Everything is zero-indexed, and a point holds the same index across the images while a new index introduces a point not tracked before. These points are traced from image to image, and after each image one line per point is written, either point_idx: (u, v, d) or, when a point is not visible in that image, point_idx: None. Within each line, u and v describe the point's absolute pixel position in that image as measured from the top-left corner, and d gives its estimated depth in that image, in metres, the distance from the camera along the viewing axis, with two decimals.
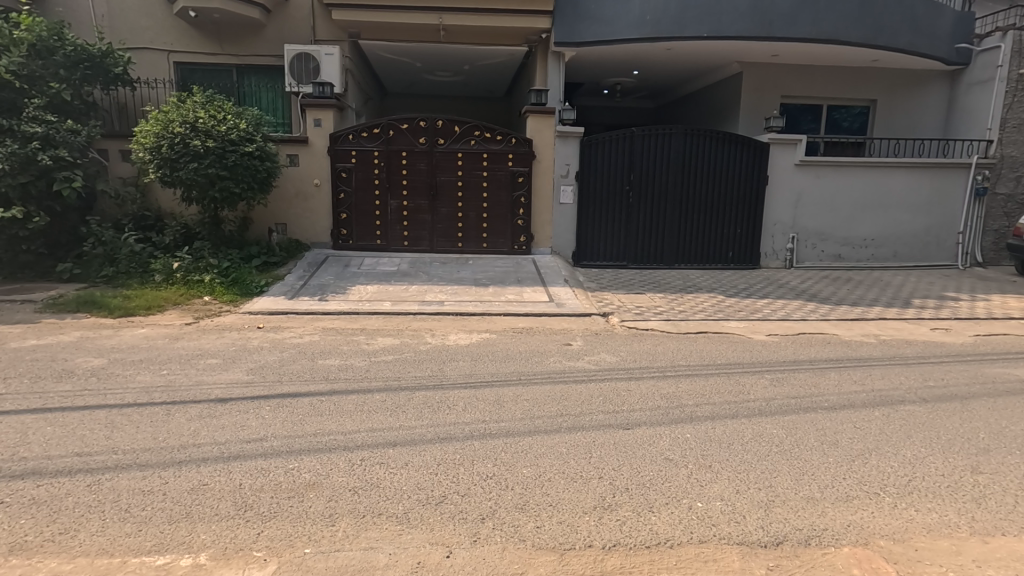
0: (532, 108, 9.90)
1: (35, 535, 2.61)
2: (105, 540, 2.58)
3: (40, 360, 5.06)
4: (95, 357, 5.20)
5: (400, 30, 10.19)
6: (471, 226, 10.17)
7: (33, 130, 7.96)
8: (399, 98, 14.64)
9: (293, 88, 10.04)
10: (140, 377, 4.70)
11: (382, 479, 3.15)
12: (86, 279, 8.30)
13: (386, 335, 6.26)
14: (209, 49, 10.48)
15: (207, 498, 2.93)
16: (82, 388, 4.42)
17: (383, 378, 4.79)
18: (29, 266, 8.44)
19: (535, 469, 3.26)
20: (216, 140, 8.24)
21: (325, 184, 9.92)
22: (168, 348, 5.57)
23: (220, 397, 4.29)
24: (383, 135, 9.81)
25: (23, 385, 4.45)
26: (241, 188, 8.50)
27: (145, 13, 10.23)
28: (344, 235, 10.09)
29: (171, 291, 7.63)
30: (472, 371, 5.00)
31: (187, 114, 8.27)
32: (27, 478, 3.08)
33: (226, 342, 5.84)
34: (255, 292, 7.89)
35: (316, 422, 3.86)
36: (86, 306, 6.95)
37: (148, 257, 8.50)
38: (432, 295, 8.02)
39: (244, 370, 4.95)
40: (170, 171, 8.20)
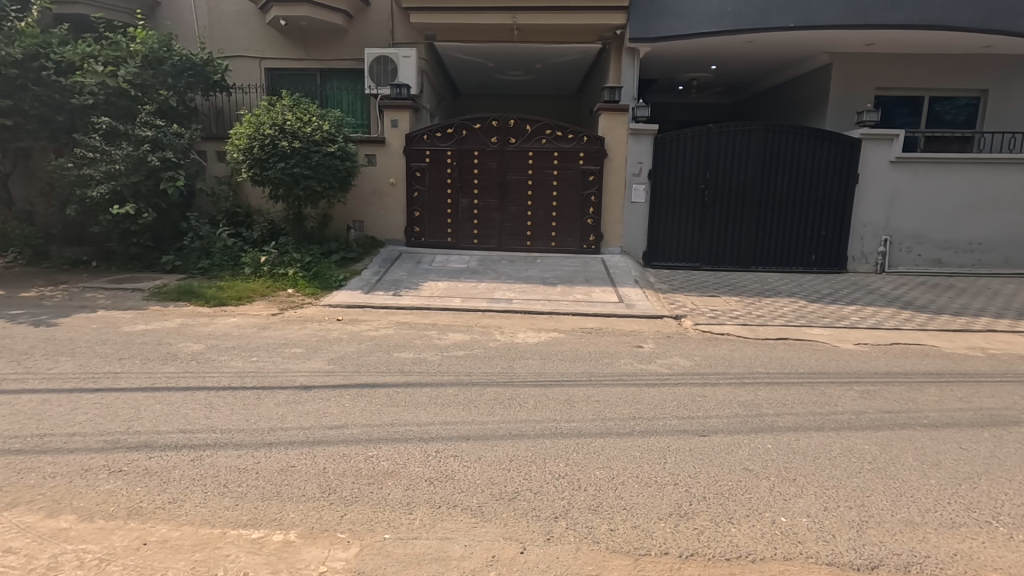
0: (606, 105, 9.77)
1: (149, 502, 2.87)
2: (207, 511, 2.80)
3: (148, 344, 5.56)
4: (194, 343, 5.65)
5: (475, 30, 10.34)
6: (540, 225, 10.19)
7: (145, 134, 8.77)
8: (471, 98, 14.88)
9: (372, 90, 10.45)
10: (232, 363, 5.05)
11: (456, 471, 3.22)
12: (185, 270, 9.02)
13: (457, 330, 6.40)
14: (296, 55, 11.08)
15: (295, 478, 3.11)
16: (184, 370, 4.83)
17: (456, 373, 4.90)
18: (138, 258, 9.30)
19: (608, 472, 3.23)
20: (302, 141, 8.71)
21: (400, 183, 10.23)
22: (257, 336, 5.96)
23: (304, 384, 4.55)
24: (456, 135, 10.01)
25: (135, 365, 4.91)
26: (323, 187, 8.96)
27: (241, 23, 10.97)
28: (417, 232, 10.38)
29: (259, 283, 8.15)
30: (542, 370, 5.01)
31: (277, 116, 8.78)
32: (140, 450, 3.39)
33: (308, 332, 6.17)
34: (334, 286, 8.28)
35: (393, 413, 4.00)
36: (185, 295, 7.56)
37: (239, 250, 9.13)
38: (501, 292, 8.10)
39: (325, 360, 5.21)
40: (260, 170, 8.73)
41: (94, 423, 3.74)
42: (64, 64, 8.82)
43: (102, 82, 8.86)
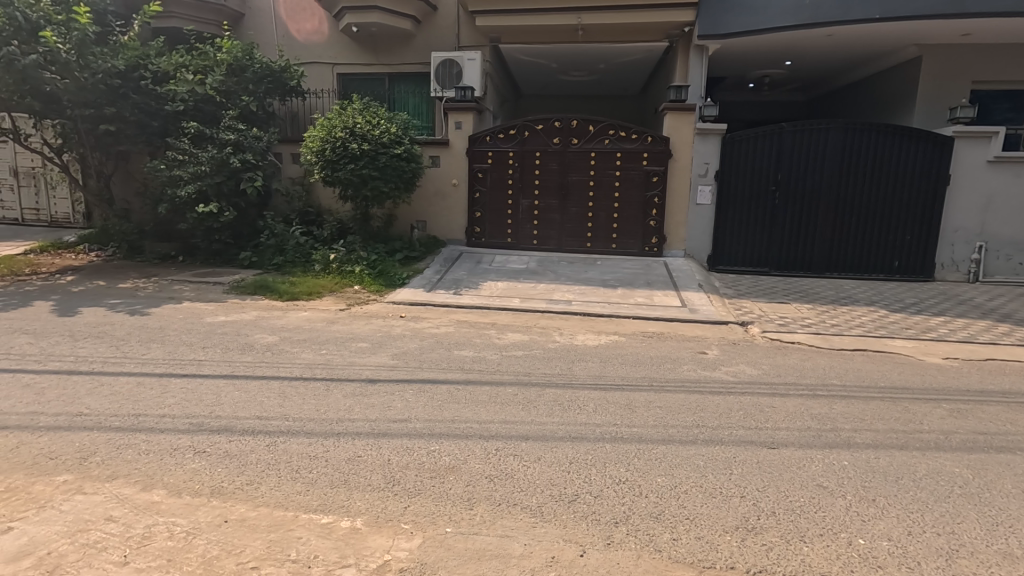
0: (672, 105, 9.54)
1: (230, 482, 3.06)
2: (280, 495, 2.95)
3: (228, 334, 5.93)
4: (269, 335, 5.97)
5: (539, 32, 10.37)
6: (600, 227, 10.10)
7: (228, 137, 9.37)
8: (533, 99, 14.94)
9: (437, 93, 10.70)
10: (303, 355, 5.31)
11: (516, 470, 3.24)
12: (261, 265, 9.54)
13: (516, 330, 6.44)
14: (366, 60, 11.51)
15: (362, 468, 3.23)
16: (260, 360, 5.12)
17: (514, 372, 4.93)
18: (219, 253, 9.93)
19: (670, 479, 3.15)
20: (371, 143, 9.03)
21: (462, 184, 10.40)
22: (326, 330, 6.23)
23: (369, 377, 4.72)
24: (518, 136, 10.07)
25: (217, 354, 5.26)
26: (389, 187, 9.25)
27: (316, 31, 11.50)
28: (477, 232, 10.52)
29: (328, 279, 8.52)
30: (601, 373, 4.95)
31: (348, 120, 9.14)
32: (222, 433, 3.63)
33: (373, 328, 6.39)
34: (397, 283, 8.53)
35: (453, 409, 4.08)
36: (261, 290, 8.01)
37: (310, 248, 9.57)
38: (560, 294, 8.08)
39: (389, 355, 5.38)
40: (331, 171, 9.11)
41: (181, 406, 4.03)
42: (159, 74, 9.64)
43: (192, 90, 9.55)
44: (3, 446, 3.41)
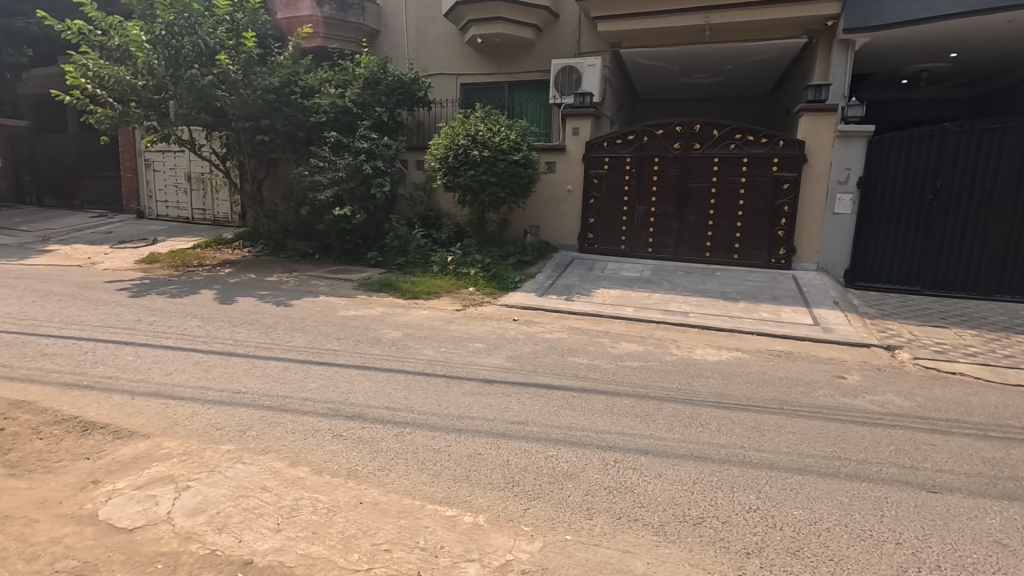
0: (809, 106, 8.84)
1: (364, 466, 3.29)
2: (408, 483, 3.11)
3: (358, 328, 6.40)
4: (394, 330, 6.36)
5: (664, 35, 10.09)
6: (721, 236, 9.62)
7: (362, 146, 10.17)
8: (651, 103, 14.60)
9: (556, 100, 10.76)
10: (425, 351, 5.58)
11: (636, 484, 3.14)
12: (385, 265, 10.21)
13: (630, 340, 6.28)
14: (488, 70, 11.91)
15: (483, 466, 3.31)
16: (386, 353, 5.47)
17: (629, 384, 4.79)
18: (349, 252, 10.78)
19: (809, 513, 2.88)
20: (491, 150, 9.31)
21: (577, 190, 10.36)
22: (445, 328, 6.51)
23: (486, 378, 4.85)
24: (637, 141, 9.85)
25: (348, 345, 5.70)
26: (506, 193, 9.49)
27: (443, 44, 12.10)
28: (590, 239, 10.44)
29: (445, 280, 8.90)
30: (725, 391, 4.67)
31: (470, 128, 9.47)
32: (356, 419, 3.91)
33: (488, 329, 6.57)
34: (510, 287, 8.70)
35: (570, 416, 4.06)
36: (386, 287, 8.56)
37: (430, 249, 10.08)
38: (676, 304, 7.78)
39: (504, 357, 5.48)
40: (452, 176, 9.48)
41: (320, 391, 4.41)
42: (307, 89, 10.70)
43: (333, 102, 10.50)
44: (180, 414, 3.94)
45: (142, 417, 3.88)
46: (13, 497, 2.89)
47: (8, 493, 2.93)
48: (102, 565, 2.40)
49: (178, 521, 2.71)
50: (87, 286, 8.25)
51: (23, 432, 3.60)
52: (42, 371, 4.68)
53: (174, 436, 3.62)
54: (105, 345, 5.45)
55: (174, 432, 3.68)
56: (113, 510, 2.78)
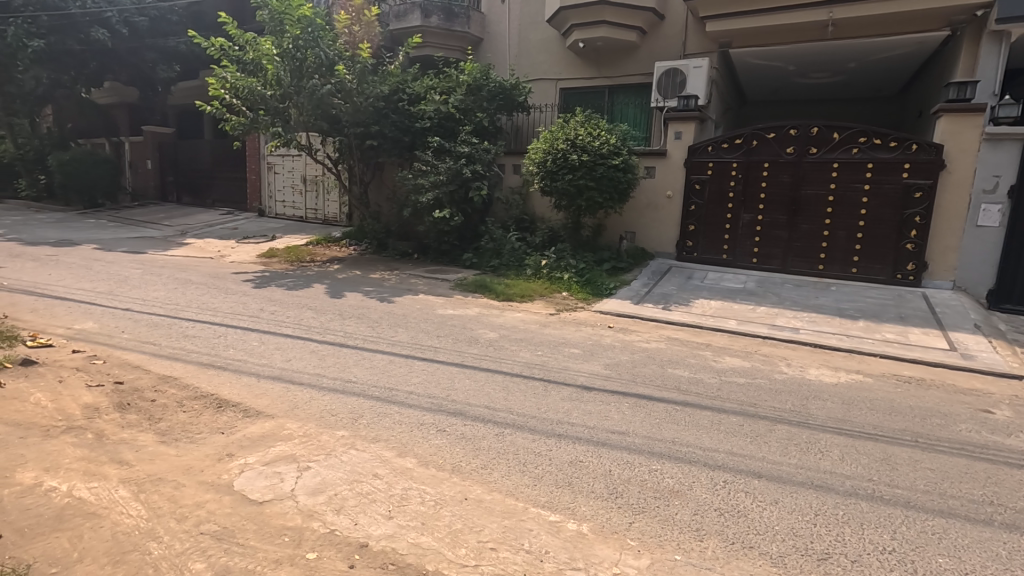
0: (949, 106, 7.99)
1: (469, 462, 3.36)
2: (511, 484, 3.13)
3: (457, 327, 6.58)
4: (490, 331, 6.47)
5: (780, 33, 9.50)
6: (838, 247, 8.89)
7: (463, 150, 10.47)
8: (759, 105, 13.84)
9: (658, 103, 10.44)
10: (521, 354, 5.61)
11: (750, 510, 2.95)
12: (480, 266, 10.43)
13: (734, 355, 5.94)
14: (589, 75, 11.84)
15: (585, 474, 3.26)
16: (484, 353, 5.58)
17: (736, 401, 4.52)
18: (446, 253, 11.11)
19: (957, 563, 2.56)
20: (590, 154, 9.23)
21: (677, 196, 9.99)
22: (540, 332, 6.53)
23: (585, 384, 4.78)
24: (745, 145, 9.38)
25: (448, 343, 5.87)
26: (603, 198, 9.37)
27: (544, 50, 12.20)
28: (689, 247, 10.04)
29: (539, 284, 8.93)
30: (845, 417, 4.28)
31: (570, 132, 9.45)
32: (458, 416, 4.00)
33: (584, 335, 6.50)
34: (605, 293, 8.57)
35: (674, 430, 3.91)
36: (481, 288, 8.73)
37: (524, 253, 10.17)
38: (785, 319, 7.27)
39: (602, 364, 5.39)
40: (549, 181, 9.48)
41: (423, 386, 4.57)
42: (413, 96, 11.19)
43: (437, 109, 10.90)
44: (299, 398, 4.24)
45: (267, 398, 4.22)
46: (164, 461, 3.24)
47: (160, 457, 3.28)
48: (237, 532, 2.61)
49: (302, 499, 2.90)
50: (217, 277, 9.14)
51: (170, 405, 4.03)
52: (184, 351, 5.22)
53: (295, 418, 3.90)
54: (235, 330, 5.99)
55: (295, 415, 3.96)
56: (246, 482, 3.04)
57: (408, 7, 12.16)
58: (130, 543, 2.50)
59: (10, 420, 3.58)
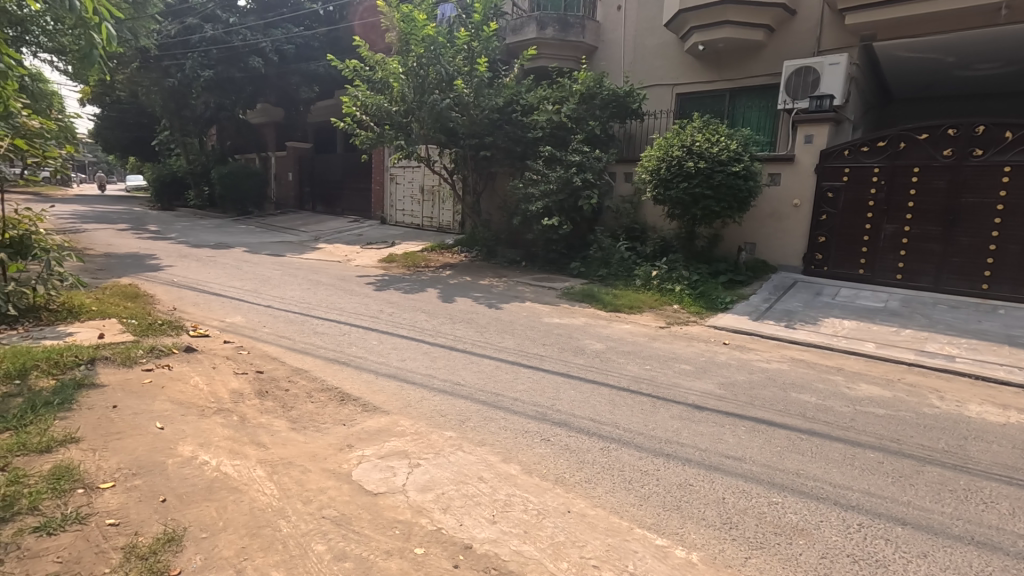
0: None
1: (573, 474, 3.32)
2: (615, 501, 3.04)
3: (562, 336, 6.56)
4: (597, 342, 6.37)
5: (937, 21, 8.42)
6: (1008, 264, 7.69)
7: (574, 158, 10.45)
8: (905, 103, 12.41)
9: (786, 105, 9.69)
10: (628, 367, 5.46)
11: (892, 561, 2.60)
12: (587, 275, 10.35)
13: (871, 382, 5.31)
14: (708, 78, 11.31)
15: (695, 499, 3.08)
16: (590, 364, 5.49)
17: (874, 435, 4.03)
18: (553, 262, 11.16)
19: None
20: (708, 160, 8.78)
21: (806, 205, 9.19)
22: (648, 345, 6.31)
23: (696, 404, 4.52)
24: (890, 148, 8.45)
25: (554, 352, 5.86)
26: (721, 207, 8.88)
27: (660, 55, 11.87)
28: (818, 260, 9.19)
29: (648, 295, 8.65)
30: (1016, 465, 3.64)
31: (686, 138, 9.06)
32: (562, 427, 3.96)
33: (696, 351, 6.18)
34: (720, 307, 8.09)
35: (797, 461, 3.57)
36: (587, 298, 8.64)
37: (633, 263, 9.92)
38: (937, 345, 6.37)
39: (715, 384, 5.08)
40: (663, 189, 9.15)
41: (528, 393, 4.60)
42: (527, 106, 11.37)
43: (550, 118, 10.97)
44: (412, 397, 4.45)
45: (384, 395, 4.48)
46: (295, 447, 3.56)
47: (292, 442, 3.61)
48: (354, 519, 2.79)
49: (412, 495, 3.03)
50: (343, 279, 9.93)
51: (300, 395, 4.43)
52: (313, 346, 5.72)
53: (407, 416, 4.10)
54: (357, 329, 6.45)
55: (408, 412, 4.16)
56: (363, 473, 3.24)
57: (524, 21, 12.47)
58: (264, 519, 2.76)
59: (174, 398, 4.14)
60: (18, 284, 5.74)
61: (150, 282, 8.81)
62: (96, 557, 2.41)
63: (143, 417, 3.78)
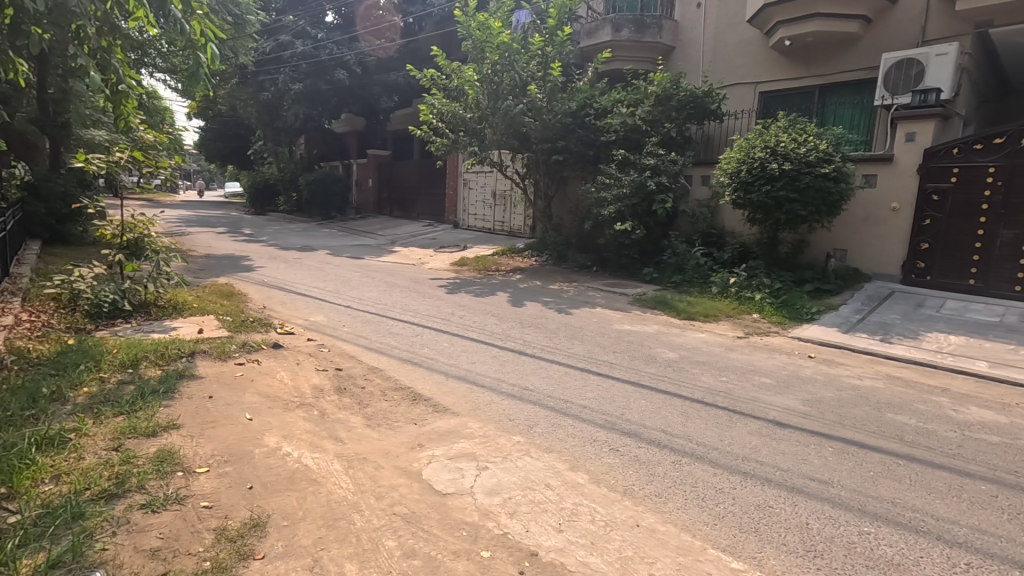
0: None
1: (642, 487, 3.22)
2: (687, 518, 2.92)
3: (634, 343, 6.40)
4: (669, 351, 6.17)
5: None
6: None
7: (648, 162, 10.20)
8: None
9: (885, 101, 8.90)
10: (703, 378, 5.23)
11: None
12: (660, 281, 10.07)
13: (983, 406, 4.78)
14: (795, 74, 10.70)
15: (775, 522, 2.90)
16: (662, 374, 5.32)
17: (985, 465, 3.62)
18: (625, 267, 10.95)
19: None
20: (794, 162, 8.29)
21: (906, 208, 8.46)
22: (725, 356, 6.03)
23: (777, 420, 4.26)
24: (1009, 145, 7.67)
25: (624, 360, 5.73)
26: (808, 211, 8.37)
27: (742, 52, 11.37)
28: (920, 268, 8.44)
29: (725, 303, 8.29)
30: None
31: (770, 139, 8.61)
32: (631, 437, 3.87)
33: (777, 363, 5.83)
34: (805, 318, 7.61)
35: (893, 488, 3.27)
36: (660, 305, 8.39)
37: (709, 269, 9.55)
38: None
39: (798, 399, 4.76)
40: (743, 193, 8.74)
41: (598, 401, 4.52)
42: (600, 110, 11.23)
43: (624, 121, 10.74)
44: (481, 400, 4.50)
45: (454, 396, 4.57)
46: (369, 443, 3.70)
47: (367, 439, 3.76)
48: (423, 518, 2.85)
49: (479, 498, 3.06)
50: (417, 282, 10.24)
51: (375, 392, 4.60)
52: (388, 346, 5.93)
53: (477, 418, 4.15)
54: (429, 331, 6.62)
55: (477, 415, 4.22)
56: (432, 473, 3.31)
57: (599, 24, 12.35)
58: (339, 511, 2.89)
59: (262, 391, 4.43)
60: (132, 283, 6.36)
61: (244, 282, 9.49)
62: (192, 535, 2.62)
63: (235, 408, 4.06)
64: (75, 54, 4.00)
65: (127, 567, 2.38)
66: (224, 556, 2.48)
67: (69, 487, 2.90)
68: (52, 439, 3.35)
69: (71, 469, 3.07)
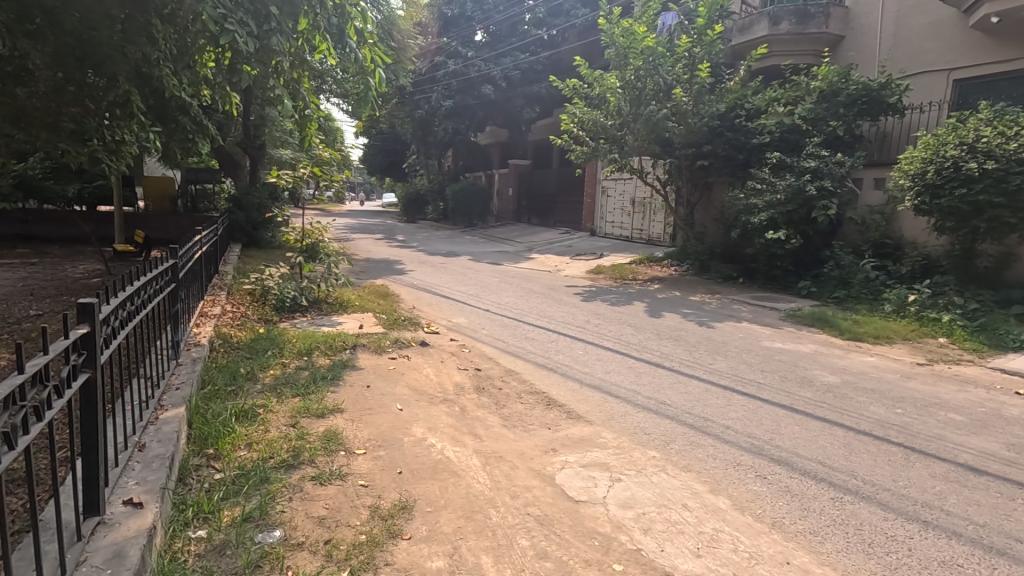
0: None
1: (794, 522, 2.93)
2: (850, 563, 2.59)
3: (786, 364, 5.85)
4: (829, 374, 5.53)
5: None
6: None
7: (808, 164, 9.29)
8: None
9: None
10: (872, 408, 4.61)
11: None
12: (819, 296, 9.09)
13: None
14: (1004, 56, 9.05)
15: None
16: (821, 399, 4.78)
17: None
18: (777, 279, 10.06)
19: None
20: (1000, 160, 6.98)
21: None
22: (901, 385, 5.25)
23: (970, 465, 3.61)
24: None
25: (774, 381, 5.26)
26: (1017, 218, 7.02)
27: (932, 36, 9.90)
28: None
29: (901, 323, 7.24)
30: None
31: (967, 133, 7.36)
32: (782, 466, 3.54)
33: (971, 398, 4.94)
34: (1011, 345, 6.36)
35: None
36: (818, 322, 7.57)
37: (882, 285, 8.42)
38: None
39: (999, 443, 3.99)
40: (930, 198, 7.57)
41: (743, 423, 4.21)
42: (753, 111, 10.44)
43: (780, 121, 9.90)
44: (616, 411, 4.43)
45: (589, 405, 4.55)
46: (506, 443, 3.83)
47: (504, 438, 3.90)
48: (556, 522, 2.89)
49: (612, 509, 3.01)
50: (553, 288, 10.39)
51: (512, 394, 4.76)
52: (524, 351, 6.10)
53: (611, 429, 4.09)
54: (564, 338, 6.69)
55: (611, 425, 4.16)
56: (565, 479, 3.33)
57: (755, 18, 11.62)
58: (477, 505, 3.03)
59: (411, 384, 4.83)
60: (309, 282, 7.30)
61: (396, 284, 10.39)
62: (352, 509, 2.92)
63: (389, 398, 4.47)
64: (274, 86, 4.74)
65: (301, 529, 2.73)
66: (377, 532, 2.74)
67: (259, 454, 3.40)
68: (247, 412, 3.95)
69: (260, 439, 3.60)
